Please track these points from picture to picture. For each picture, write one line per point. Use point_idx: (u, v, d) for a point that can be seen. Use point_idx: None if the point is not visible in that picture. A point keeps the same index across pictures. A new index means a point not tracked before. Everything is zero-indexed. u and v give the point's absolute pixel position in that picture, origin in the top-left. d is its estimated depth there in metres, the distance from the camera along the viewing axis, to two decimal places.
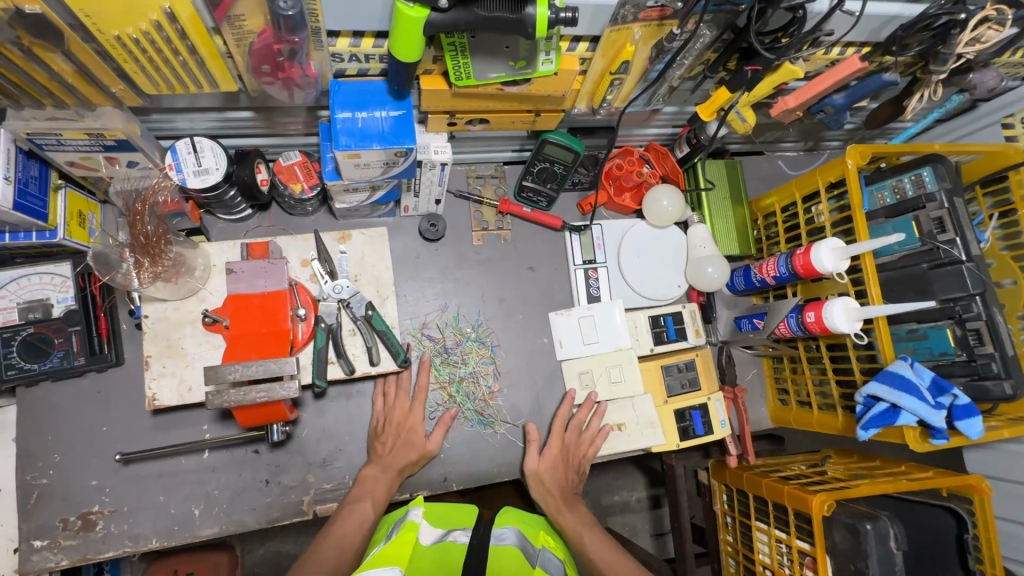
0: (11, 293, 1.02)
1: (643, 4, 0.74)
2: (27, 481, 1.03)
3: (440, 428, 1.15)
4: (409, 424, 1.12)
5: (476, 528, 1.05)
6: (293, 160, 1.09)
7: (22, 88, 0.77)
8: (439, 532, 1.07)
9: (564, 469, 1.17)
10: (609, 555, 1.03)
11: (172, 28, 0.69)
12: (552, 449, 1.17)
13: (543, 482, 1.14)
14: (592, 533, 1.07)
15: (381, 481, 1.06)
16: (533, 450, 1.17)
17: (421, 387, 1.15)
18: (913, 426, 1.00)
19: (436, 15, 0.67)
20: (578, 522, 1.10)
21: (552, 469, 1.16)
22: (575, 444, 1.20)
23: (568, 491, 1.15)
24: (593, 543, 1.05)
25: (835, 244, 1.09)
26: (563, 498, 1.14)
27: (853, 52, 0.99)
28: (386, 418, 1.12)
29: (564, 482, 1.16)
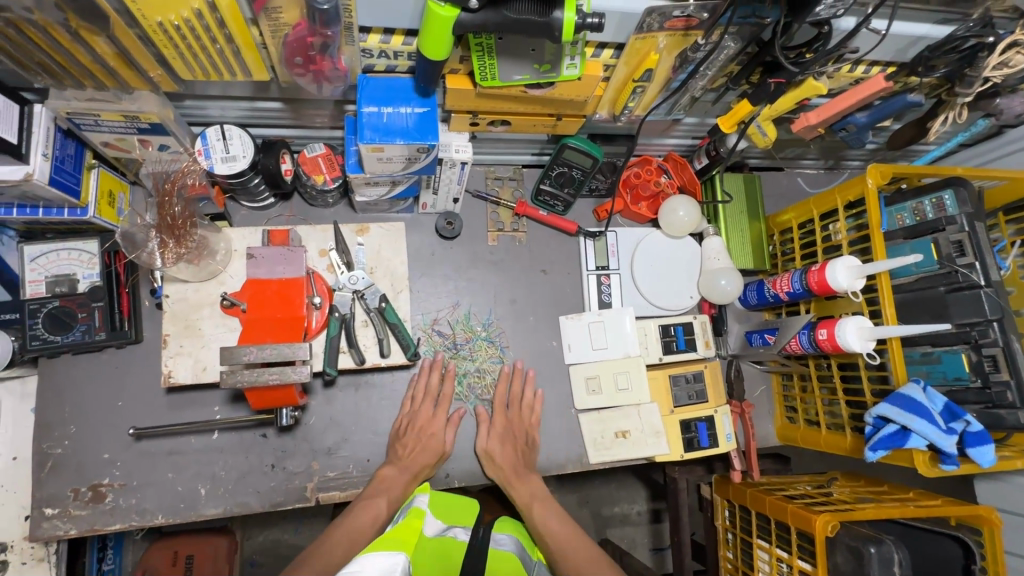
0: (40, 267, 1.05)
1: (670, 13, 0.75)
2: (43, 450, 1.06)
3: (451, 428, 1.17)
4: (435, 435, 1.13)
5: (477, 527, 1.04)
6: (317, 152, 1.12)
7: (66, 68, 0.80)
8: (440, 526, 1.06)
9: (514, 446, 1.17)
10: (565, 532, 1.03)
11: (212, 17, 0.72)
12: (496, 428, 1.17)
13: (494, 461, 1.15)
14: (543, 506, 1.08)
15: (395, 477, 1.06)
16: (481, 427, 1.18)
17: (447, 403, 1.17)
18: (922, 450, 0.99)
19: (466, 15, 0.69)
20: (529, 495, 1.11)
21: (499, 444, 1.16)
22: (518, 417, 1.20)
23: (522, 465, 1.16)
24: (546, 518, 1.06)
25: (851, 262, 1.09)
26: (514, 472, 1.14)
27: (878, 71, 0.99)
28: (410, 423, 1.13)
29: (512, 458, 1.16)
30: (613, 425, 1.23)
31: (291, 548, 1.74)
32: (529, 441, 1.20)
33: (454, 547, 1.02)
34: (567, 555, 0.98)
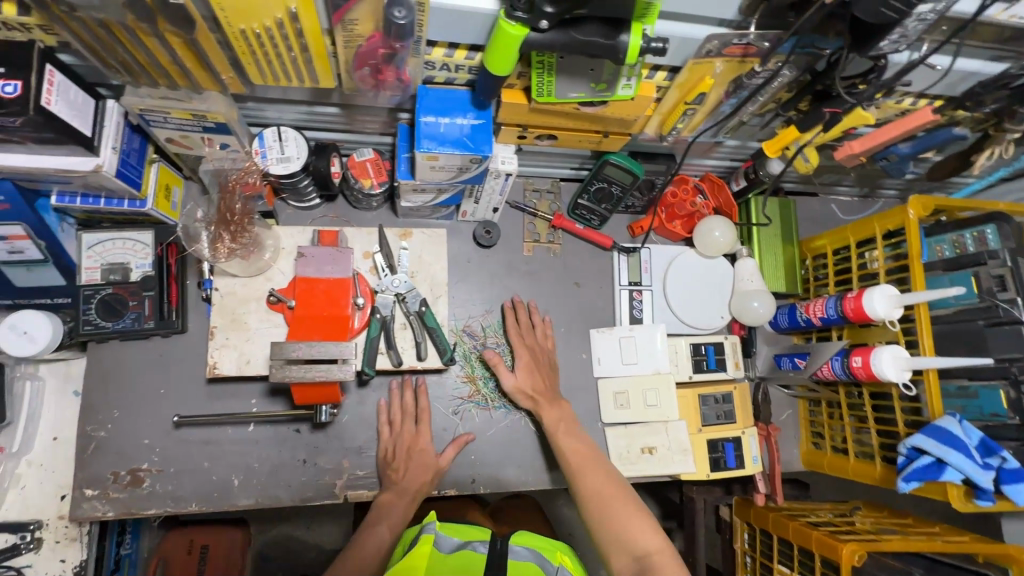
0: (96, 254, 1.09)
1: (730, 41, 0.77)
2: (86, 432, 1.09)
3: (453, 449, 1.15)
4: (427, 453, 1.12)
5: (493, 540, 0.99)
6: (366, 157, 1.14)
7: (146, 68, 0.84)
8: (457, 542, 0.99)
9: (538, 370, 1.19)
10: (584, 454, 1.08)
11: (292, 26, 0.75)
12: (522, 362, 1.18)
13: (522, 389, 1.16)
14: (569, 432, 1.12)
15: (394, 504, 1.09)
16: (503, 369, 1.16)
17: (426, 423, 1.14)
18: (957, 484, 0.98)
19: (535, 34, 0.72)
20: (559, 417, 1.14)
21: (528, 374, 1.17)
22: (535, 346, 1.22)
23: (550, 390, 1.18)
24: (569, 441, 1.10)
25: (889, 291, 1.09)
26: (542, 395, 1.16)
27: (926, 104, 1.00)
28: (399, 445, 1.12)
29: (539, 384, 1.17)
30: (640, 440, 1.23)
31: (303, 544, 1.76)
32: (551, 367, 1.22)
33: (473, 561, 0.95)
34: (583, 474, 1.05)
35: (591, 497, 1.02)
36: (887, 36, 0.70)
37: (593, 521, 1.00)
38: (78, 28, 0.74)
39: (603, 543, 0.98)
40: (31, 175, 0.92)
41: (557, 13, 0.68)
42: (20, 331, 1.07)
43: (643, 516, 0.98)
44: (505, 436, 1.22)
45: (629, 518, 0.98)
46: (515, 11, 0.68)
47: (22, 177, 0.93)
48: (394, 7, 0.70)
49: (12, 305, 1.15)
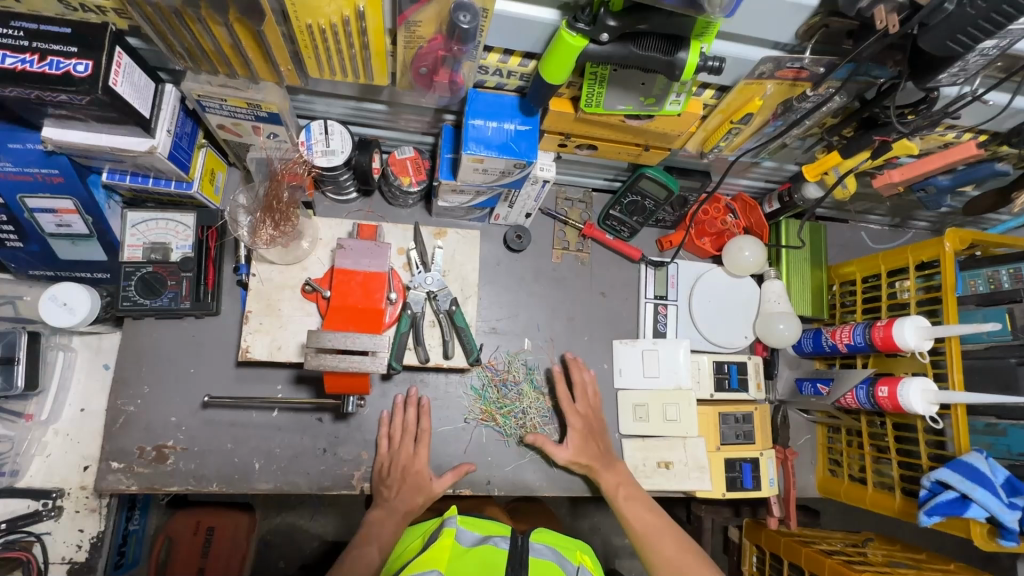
0: (139, 233, 1.11)
1: (784, 64, 0.78)
2: (117, 405, 1.11)
3: (452, 475, 1.13)
4: (421, 477, 1.11)
5: (514, 537, 0.99)
6: (407, 154, 1.16)
7: (210, 56, 0.86)
8: (477, 537, 1.01)
9: (592, 436, 1.18)
10: (654, 523, 1.10)
11: (357, 24, 0.77)
12: (576, 426, 1.17)
13: (579, 460, 1.15)
14: (629, 496, 1.13)
15: (384, 524, 1.10)
16: (552, 445, 1.15)
17: (423, 447, 1.13)
18: (980, 522, 0.97)
19: (593, 46, 0.73)
20: (616, 482, 1.14)
21: (579, 443, 1.16)
22: (589, 411, 1.20)
23: (605, 454, 1.17)
24: (634, 508, 1.12)
25: (921, 322, 1.08)
26: (601, 462, 1.16)
27: (970, 138, 1.00)
28: (398, 465, 1.11)
29: (597, 452, 1.16)
30: (656, 454, 1.24)
31: (306, 534, 1.77)
32: (602, 432, 1.20)
33: (493, 557, 0.96)
34: (656, 544, 1.08)
35: (664, 566, 1.06)
36: (947, 69, 0.70)
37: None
38: (152, 14, 0.76)
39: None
40: (87, 152, 0.95)
41: (619, 27, 0.69)
42: (60, 302, 1.09)
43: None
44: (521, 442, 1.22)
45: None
46: (577, 23, 0.70)
47: (79, 154, 0.95)
48: (460, 12, 0.70)
49: (55, 274, 1.20)
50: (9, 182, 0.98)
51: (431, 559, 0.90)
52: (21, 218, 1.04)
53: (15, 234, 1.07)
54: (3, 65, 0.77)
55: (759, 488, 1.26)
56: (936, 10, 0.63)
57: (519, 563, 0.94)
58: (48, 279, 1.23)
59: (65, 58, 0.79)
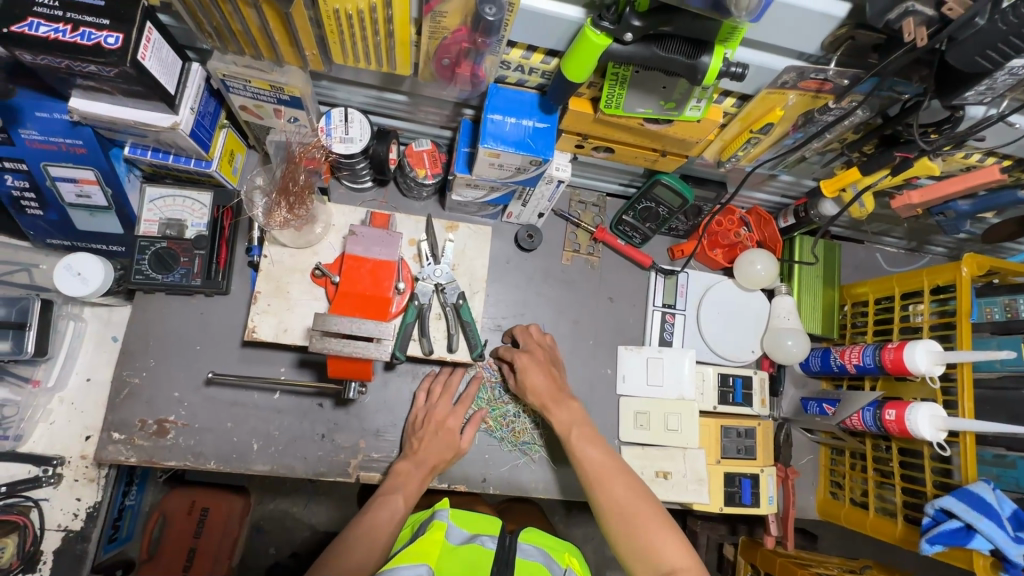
0: (157, 208, 1.12)
1: (807, 74, 0.77)
2: (122, 376, 1.12)
3: (472, 428, 1.13)
4: (453, 431, 1.11)
5: (501, 536, 0.98)
6: (424, 147, 1.17)
7: (237, 36, 0.88)
8: (467, 535, 0.99)
9: (544, 370, 1.14)
10: (604, 464, 1.04)
11: (384, 12, 0.78)
12: (523, 361, 1.14)
13: (530, 390, 1.12)
14: (581, 433, 1.07)
15: (415, 474, 1.06)
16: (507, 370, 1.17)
17: (460, 405, 1.13)
18: (983, 554, 0.94)
19: (616, 45, 0.73)
20: (570, 420, 1.09)
21: (531, 374, 1.13)
22: (535, 348, 1.17)
23: (559, 391, 1.12)
24: (584, 446, 1.06)
25: (933, 346, 1.06)
26: (550, 397, 1.11)
27: (994, 163, 0.99)
28: (431, 421, 1.11)
29: (547, 383, 1.12)
30: (655, 463, 1.21)
31: (298, 523, 1.77)
32: (555, 371, 1.17)
33: (481, 554, 0.95)
34: (604, 486, 1.01)
35: (612, 508, 0.99)
36: (975, 87, 0.69)
37: (613, 532, 0.98)
38: None
39: (625, 556, 0.96)
40: (111, 125, 0.96)
41: (642, 28, 0.69)
42: (75, 272, 1.10)
43: (670, 529, 0.96)
44: (519, 441, 1.21)
45: (654, 529, 0.95)
46: (601, 21, 0.70)
47: (103, 126, 0.97)
48: (485, 4, 0.71)
49: (72, 245, 1.21)
50: (35, 150, 1.00)
51: (420, 552, 0.89)
52: (43, 186, 1.06)
53: (35, 202, 1.09)
54: (36, 33, 0.79)
55: (758, 506, 1.24)
56: (966, 24, 0.63)
57: (506, 563, 0.94)
58: (64, 249, 1.24)
59: (97, 30, 0.80)
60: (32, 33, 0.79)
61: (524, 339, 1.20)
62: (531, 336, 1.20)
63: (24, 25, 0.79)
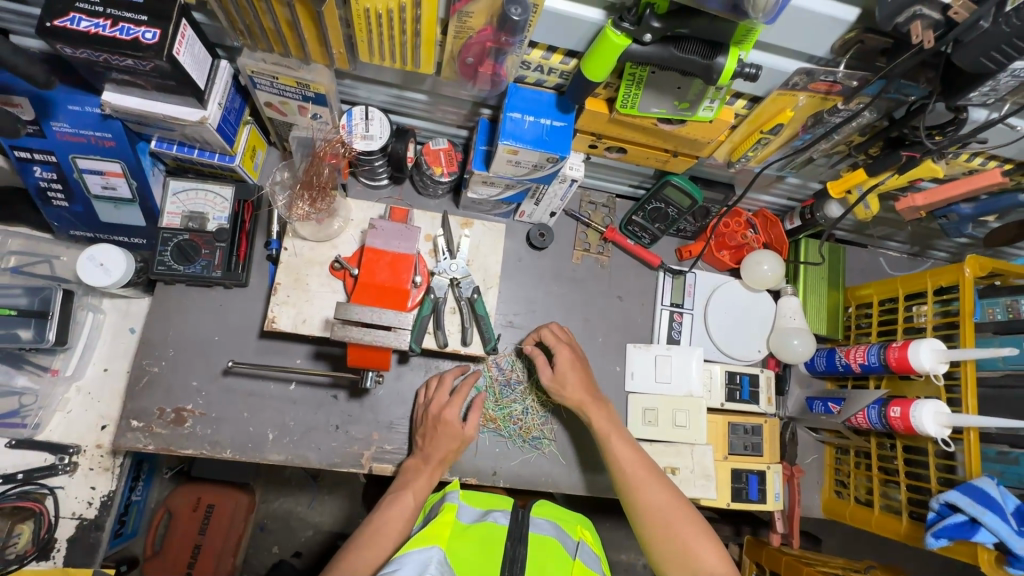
0: (180, 201, 1.15)
1: (817, 76, 0.81)
2: (142, 365, 1.14)
3: (474, 414, 1.11)
4: (452, 424, 1.07)
5: (514, 513, 0.98)
6: (441, 146, 1.20)
7: (268, 34, 0.91)
8: (478, 513, 1.00)
9: (579, 368, 1.15)
10: (639, 465, 1.06)
11: (412, 12, 0.81)
12: (563, 357, 1.14)
13: (564, 390, 1.13)
14: (618, 434, 1.09)
15: (424, 472, 1.08)
16: (542, 363, 1.15)
17: (458, 396, 1.10)
18: (987, 547, 0.97)
19: (636, 46, 0.76)
20: (606, 420, 1.11)
21: (570, 372, 1.14)
22: (570, 345, 1.19)
23: (595, 390, 1.14)
24: (621, 447, 1.08)
25: (937, 345, 1.09)
26: (588, 397, 1.13)
27: (995, 166, 1.02)
28: (432, 418, 1.09)
29: (583, 383, 1.14)
30: (663, 459, 1.22)
31: (303, 522, 1.77)
32: (588, 368, 1.18)
33: (492, 531, 0.95)
34: (642, 487, 1.03)
35: (648, 510, 1.02)
36: (979, 87, 0.73)
37: (647, 532, 1.01)
38: None
39: (660, 557, 0.99)
40: (141, 119, 0.99)
41: (662, 29, 0.73)
42: (97, 263, 1.12)
43: (707, 535, 0.98)
44: (529, 437, 1.23)
45: (691, 534, 0.98)
46: (622, 22, 0.73)
47: (132, 120, 1.00)
48: (513, 5, 0.74)
49: (94, 236, 1.23)
50: (65, 142, 1.03)
51: (432, 535, 0.86)
52: (70, 178, 1.09)
53: (61, 193, 1.12)
54: (78, 28, 0.82)
55: (764, 502, 1.26)
56: (972, 27, 0.66)
57: (519, 537, 0.93)
58: (86, 241, 1.26)
59: (136, 26, 0.83)
60: (74, 27, 0.82)
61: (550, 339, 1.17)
62: (561, 334, 1.20)
63: (66, 20, 0.82)
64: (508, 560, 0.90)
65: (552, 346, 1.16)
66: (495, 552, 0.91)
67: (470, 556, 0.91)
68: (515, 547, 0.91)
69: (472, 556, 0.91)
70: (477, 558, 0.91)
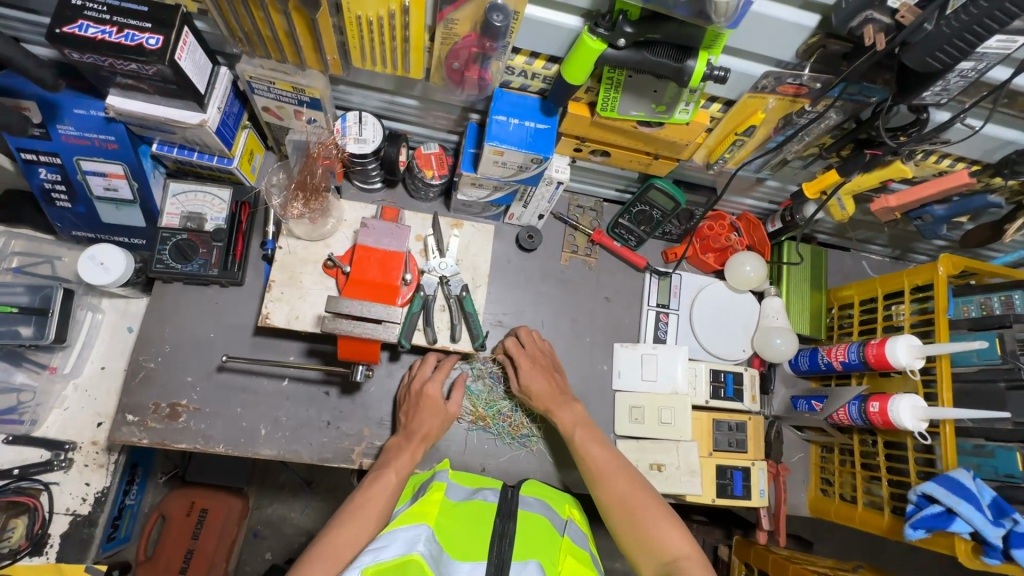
0: (179, 203, 1.19)
1: (785, 79, 0.85)
2: (138, 361, 1.17)
3: (457, 393, 1.17)
4: (434, 398, 1.13)
5: (503, 492, 1.01)
6: (432, 150, 1.24)
7: (266, 42, 0.96)
8: (467, 492, 1.02)
9: (545, 374, 1.19)
10: (607, 462, 1.08)
11: (402, 19, 0.86)
12: (523, 365, 1.18)
13: (532, 394, 1.17)
14: (584, 433, 1.12)
15: (410, 450, 1.08)
16: (510, 374, 1.20)
17: (439, 371, 1.15)
18: (964, 538, 0.99)
19: (611, 50, 0.80)
20: (572, 421, 1.14)
21: (532, 378, 1.18)
22: (535, 351, 1.21)
23: (561, 393, 1.18)
24: (587, 445, 1.10)
25: (913, 341, 1.11)
26: (552, 400, 1.16)
27: (963, 167, 1.06)
28: (415, 394, 1.14)
29: (547, 387, 1.17)
30: (649, 455, 1.24)
31: (296, 528, 1.78)
32: (556, 373, 1.21)
33: (482, 509, 0.97)
34: (608, 482, 1.06)
35: (616, 504, 1.04)
36: (930, 87, 0.79)
37: (617, 526, 1.03)
38: None
39: (630, 547, 1.00)
40: (144, 123, 1.04)
41: (634, 34, 0.77)
42: (98, 261, 1.16)
43: (673, 523, 0.99)
44: (517, 435, 1.25)
45: (656, 523, 0.99)
46: (597, 28, 0.78)
47: (135, 124, 1.05)
48: (495, 12, 0.79)
49: (95, 237, 1.26)
50: (70, 145, 1.08)
51: (420, 514, 0.89)
52: (73, 179, 1.13)
53: (65, 194, 1.16)
54: (85, 35, 0.87)
55: (749, 498, 1.28)
56: (917, 29, 0.73)
57: (509, 514, 0.95)
58: (87, 242, 1.30)
59: (140, 32, 0.88)
60: (82, 33, 0.87)
61: (526, 342, 1.23)
62: (535, 341, 1.24)
63: (74, 26, 0.87)
64: (498, 534, 0.91)
65: (516, 355, 1.20)
66: (486, 526, 0.93)
67: (460, 530, 0.91)
68: (506, 523, 0.93)
69: (462, 531, 0.91)
70: (469, 529, 0.92)
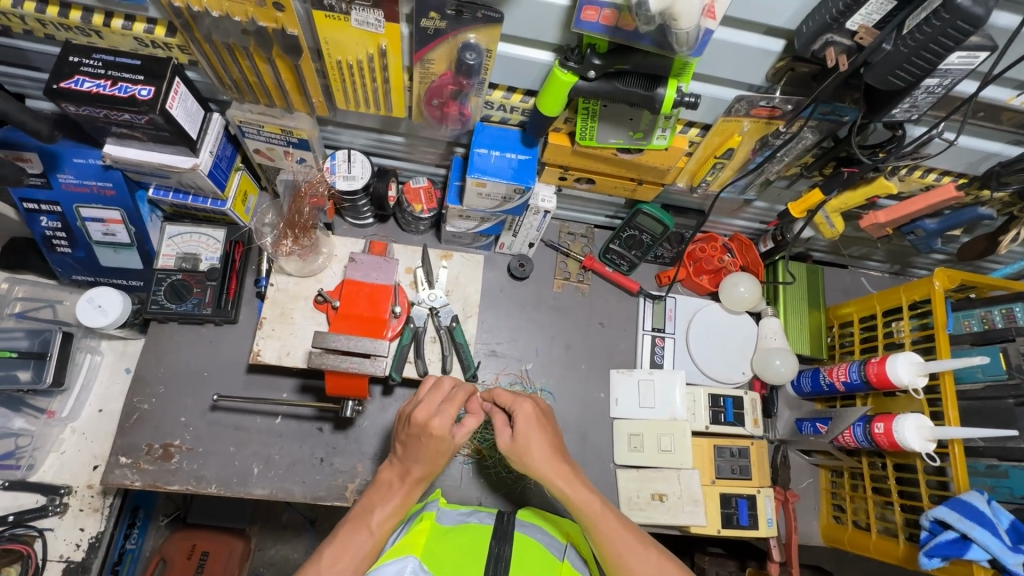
0: (174, 244, 1.21)
1: (757, 103, 0.87)
2: (132, 403, 1.18)
3: (473, 421, 0.94)
4: (438, 430, 0.88)
5: (501, 514, 0.97)
6: (420, 184, 1.26)
7: (254, 88, 1.00)
8: (461, 518, 0.98)
9: (545, 428, 0.96)
10: (632, 549, 0.90)
11: (381, 62, 0.90)
12: (523, 411, 0.95)
13: (527, 456, 0.94)
14: (607, 515, 0.92)
15: (382, 504, 0.92)
16: (498, 425, 0.96)
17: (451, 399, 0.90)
18: (983, 566, 0.94)
19: (583, 82, 0.82)
20: (584, 494, 0.93)
21: (533, 434, 0.94)
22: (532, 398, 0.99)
23: (561, 452, 0.96)
24: (607, 525, 0.91)
25: (914, 358, 1.09)
26: (552, 465, 0.93)
27: (949, 181, 1.06)
28: (411, 425, 0.90)
29: (549, 446, 0.95)
30: (651, 486, 1.22)
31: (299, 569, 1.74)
32: (557, 431, 0.99)
33: (479, 531, 0.94)
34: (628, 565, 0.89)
35: None
36: (899, 104, 0.81)
37: None
38: (210, 50, 0.90)
39: None
40: (139, 169, 1.08)
41: (603, 65, 0.80)
42: (96, 305, 1.17)
43: None
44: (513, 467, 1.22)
45: None
46: (567, 61, 0.80)
47: (131, 170, 1.08)
48: (467, 51, 0.83)
49: (95, 280, 1.30)
50: (69, 192, 1.12)
51: (408, 544, 0.88)
52: (73, 226, 1.17)
53: (65, 240, 1.19)
54: (82, 89, 0.91)
55: (757, 528, 1.24)
56: (877, 50, 0.75)
57: (505, 535, 0.92)
58: (88, 285, 1.33)
59: (133, 84, 0.92)
60: (78, 88, 0.91)
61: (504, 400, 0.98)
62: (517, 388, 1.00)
63: (71, 82, 0.91)
64: (491, 559, 0.88)
65: (510, 402, 0.97)
66: (481, 548, 0.90)
67: (453, 550, 0.90)
68: (501, 546, 0.90)
69: (455, 556, 0.89)
70: (463, 552, 0.90)
